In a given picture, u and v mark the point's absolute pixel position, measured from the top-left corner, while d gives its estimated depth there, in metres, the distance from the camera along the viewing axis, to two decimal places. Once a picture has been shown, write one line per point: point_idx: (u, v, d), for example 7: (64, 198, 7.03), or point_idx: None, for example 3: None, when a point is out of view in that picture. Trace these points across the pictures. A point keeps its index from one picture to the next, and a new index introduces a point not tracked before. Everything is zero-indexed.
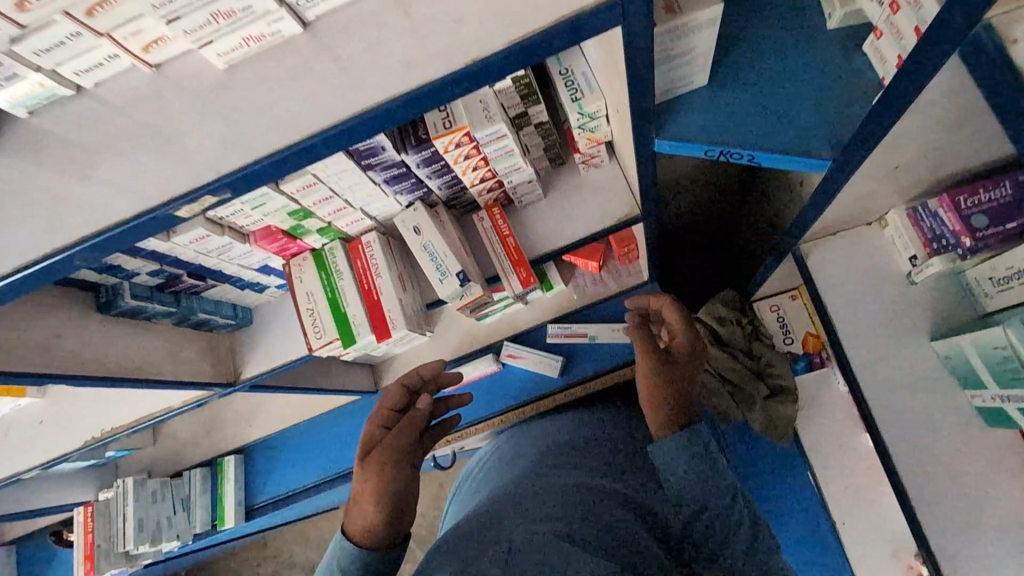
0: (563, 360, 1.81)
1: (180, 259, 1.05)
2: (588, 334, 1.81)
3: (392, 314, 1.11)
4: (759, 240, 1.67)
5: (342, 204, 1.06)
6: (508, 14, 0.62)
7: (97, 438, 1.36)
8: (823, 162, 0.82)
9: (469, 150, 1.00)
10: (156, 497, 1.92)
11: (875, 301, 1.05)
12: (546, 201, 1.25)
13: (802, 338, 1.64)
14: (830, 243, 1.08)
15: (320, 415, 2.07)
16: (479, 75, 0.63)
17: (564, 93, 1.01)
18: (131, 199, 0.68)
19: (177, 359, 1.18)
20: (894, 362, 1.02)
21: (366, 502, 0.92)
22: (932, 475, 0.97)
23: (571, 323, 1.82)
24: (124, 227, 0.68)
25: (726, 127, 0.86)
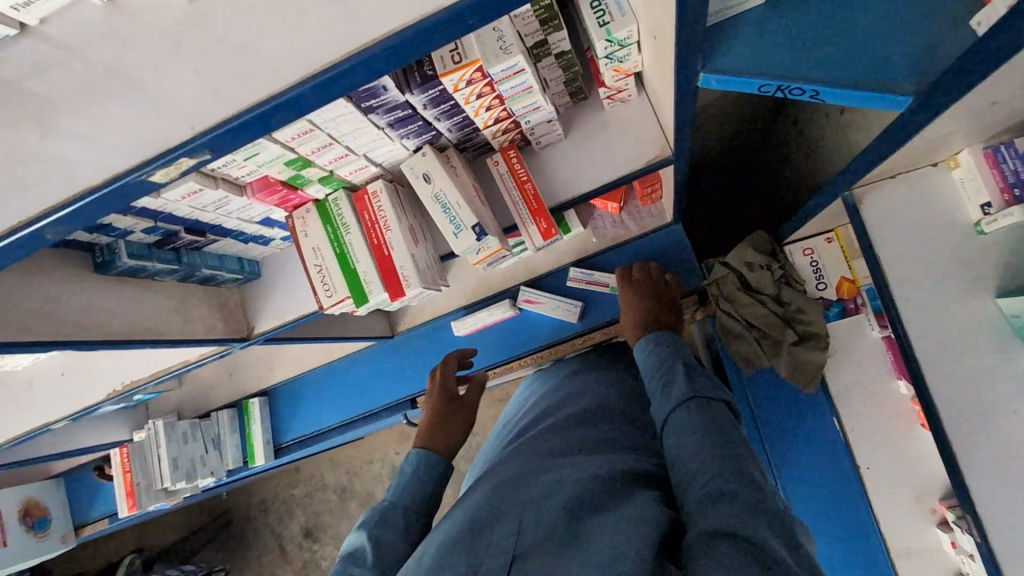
0: (582, 305, 1.73)
1: (175, 215, 0.98)
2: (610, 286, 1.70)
3: (404, 269, 1.04)
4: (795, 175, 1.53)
5: (344, 151, 0.96)
6: None
7: (119, 391, 1.37)
8: (905, 100, 0.71)
9: (482, 86, 0.88)
10: (187, 437, 1.96)
11: (936, 253, 0.94)
12: (567, 141, 1.13)
13: (837, 282, 1.55)
14: (888, 186, 0.96)
15: (339, 358, 2.07)
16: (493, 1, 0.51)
17: (590, 16, 0.87)
18: (107, 162, 0.61)
19: (187, 316, 1.15)
20: (950, 318, 0.93)
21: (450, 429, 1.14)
22: (980, 437, 0.91)
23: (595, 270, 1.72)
24: (95, 193, 0.61)
25: (784, 56, 0.74)
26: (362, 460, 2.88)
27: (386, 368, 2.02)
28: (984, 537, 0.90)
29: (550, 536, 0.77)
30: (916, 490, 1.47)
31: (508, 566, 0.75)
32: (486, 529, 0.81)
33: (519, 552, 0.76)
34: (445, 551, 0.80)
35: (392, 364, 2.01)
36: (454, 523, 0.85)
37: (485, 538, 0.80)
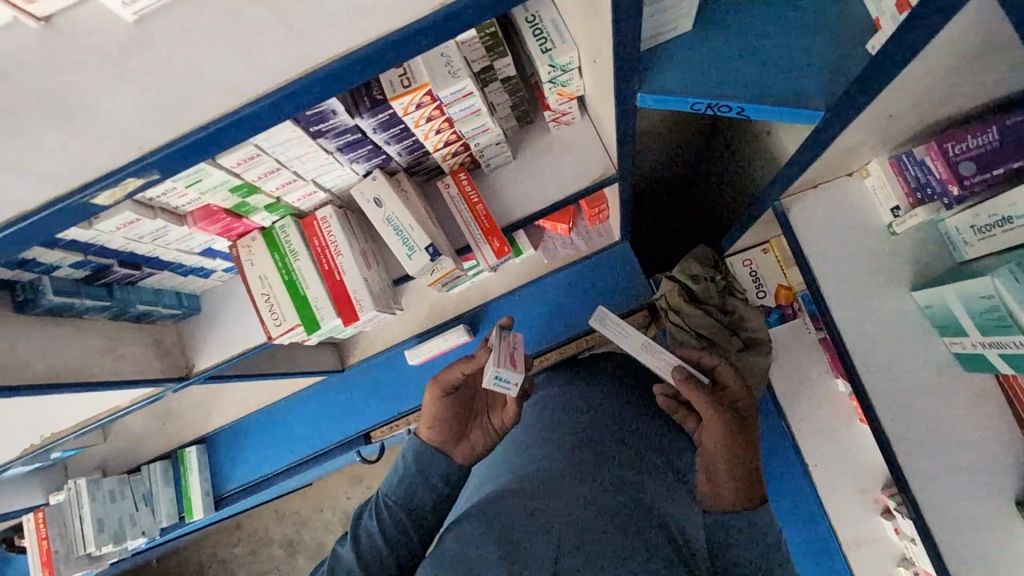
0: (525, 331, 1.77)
1: (108, 247, 0.92)
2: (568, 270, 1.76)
3: (357, 294, 1.02)
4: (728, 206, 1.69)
5: (291, 176, 0.94)
6: None
7: (37, 446, 1.22)
8: (817, 113, 0.79)
9: (432, 110, 0.90)
10: (113, 496, 1.80)
11: (857, 255, 1.03)
12: (516, 162, 1.17)
13: (774, 291, 1.66)
14: (811, 196, 1.05)
15: (286, 398, 1.97)
16: (449, 18, 0.53)
17: (532, 43, 0.92)
18: (33, 187, 0.57)
19: (120, 355, 1.07)
20: (876, 313, 1.02)
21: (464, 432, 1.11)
22: (912, 420, 0.99)
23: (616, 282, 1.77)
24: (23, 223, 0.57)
25: (710, 78, 0.81)
26: (310, 509, 2.72)
27: (339, 404, 1.96)
28: (922, 514, 0.96)
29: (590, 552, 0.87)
30: (859, 481, 1.56)
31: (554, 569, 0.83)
32: (527, 535, 0.88)
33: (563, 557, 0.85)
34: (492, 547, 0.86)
35: (344, 400, 1.95)
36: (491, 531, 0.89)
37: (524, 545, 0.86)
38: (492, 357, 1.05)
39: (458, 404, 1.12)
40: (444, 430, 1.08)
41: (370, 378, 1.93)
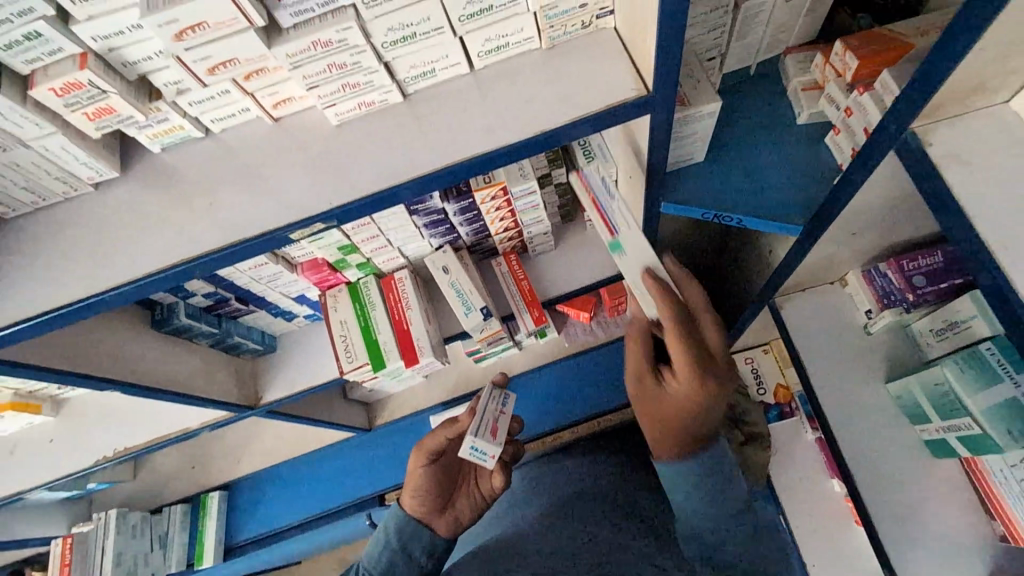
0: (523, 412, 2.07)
1: (235, 283, 1.15)
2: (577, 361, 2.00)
3: (419, 342, 1.22)
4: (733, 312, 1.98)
5: (385, 242, 1.19)
6: (577, 99, 0.77)
7: (109, 457, 1.37)
8: (796, 228, 1.04)
9: (501, 202, 1.17)
10: (136, 531, 1.84)
11: (839, 349, 1.23)
12: (557, 251, 1.43)
13: (773, 389, 1.83)
14: (798, 298, 1.28)
15: (311, 453, 2.07)
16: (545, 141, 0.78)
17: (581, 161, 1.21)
18: (235, 222, 0.79)
19: (211, 377, 1.26)
20: (857, 400, 1.19)
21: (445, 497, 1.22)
22: (891, 498, 1.13)
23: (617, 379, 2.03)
24: (221, 253, 0.77)
25: (717, 196, 1.08)
26: None
27: (360, 464, 2.07)
28: None
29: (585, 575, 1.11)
30: None
31: None
32: None
33: None
34: None
35: (365, 460, 2.06)
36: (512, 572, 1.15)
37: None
38: (473, 425, 1.16)
39: (441, 476, 1.22)
40: (427, 501, 1.19)
41: (393, 441, 2.06)
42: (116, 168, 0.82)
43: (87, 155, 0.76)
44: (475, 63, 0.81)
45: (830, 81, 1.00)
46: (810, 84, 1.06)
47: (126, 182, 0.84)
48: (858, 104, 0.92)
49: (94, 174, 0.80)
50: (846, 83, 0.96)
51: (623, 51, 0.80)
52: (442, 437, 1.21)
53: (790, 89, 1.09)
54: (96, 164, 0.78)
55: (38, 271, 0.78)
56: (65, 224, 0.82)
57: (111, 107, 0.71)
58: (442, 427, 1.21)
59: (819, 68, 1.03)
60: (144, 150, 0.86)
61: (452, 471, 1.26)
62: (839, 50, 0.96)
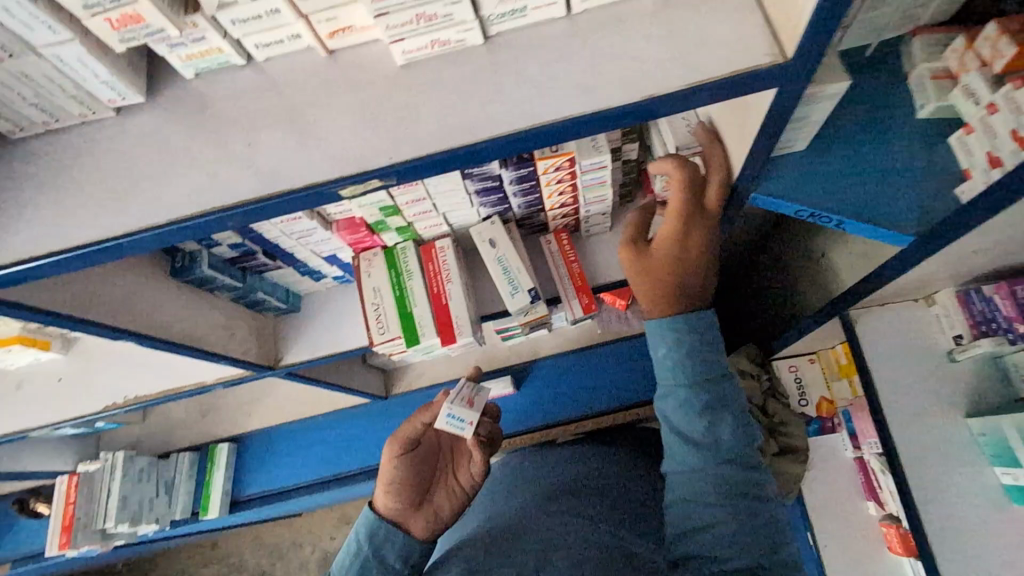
0: (541, 399, 1.94)
1: (264, 236, 1.05)
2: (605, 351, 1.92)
3: (459, 318, 1.12)
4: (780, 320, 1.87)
5: (430, 207, 1.08)
6: (695, 59, 0.65)
7: (119, 404, 1.32)
8: (906, 237, 0.92)
9: (565, 174, 1.05)
10: (143, 475, 1.81)
11: (917, 373, 1.11)
12: (610, 234, 1.30)
13: (817, 402, 1.72)
14: (878, 313, 1.14)
15: (323, 415, 2.01)
16: (646, 108, 0.65)
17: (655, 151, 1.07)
18: (278, 168, 0.68)
19: (230, 333, 1.18)
20: (933, 432, 1.08)
21: (422, 488, 1.09)
22: (957, 543, 1.02)
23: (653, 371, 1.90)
24: (258, 204, 0.66)
25: (816, 192, 0.94)
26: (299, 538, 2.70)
27: (371, 431, 2.00)
28: None
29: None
30: None
31: None
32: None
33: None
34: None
35: (377, 427, 2.00)
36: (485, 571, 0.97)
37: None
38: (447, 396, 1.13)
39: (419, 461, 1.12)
40: (402, 496, 1.06)
41: (406, 412, 1.99)
42: (141, 93, 0.71)
43: (108, 73, 0.65)
44: (572, 5, 0.69)
45: (971, 70, 0.85)
46: (941, 72, 0.90)
47: (152, 109, 0.73)
48: (1010, 100, 0.79)
49: (115, 96, 0.70)
50: (993, 75, 0.83)
51: (754, 5, 0.66)
52: (418, 423, 1.13)
53: (912, 75, 0.93)
54: (118, 85, 0.68)
55: (47, 203, 0.68)
56: (80, 151, 0.71)
57: (139, 15, 0.60)
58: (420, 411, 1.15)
59: (959, 55, 0.87)
60: (175, 75, 0.75)
61: (430, 460, 1.14)
62: (990, 32, 0.82)
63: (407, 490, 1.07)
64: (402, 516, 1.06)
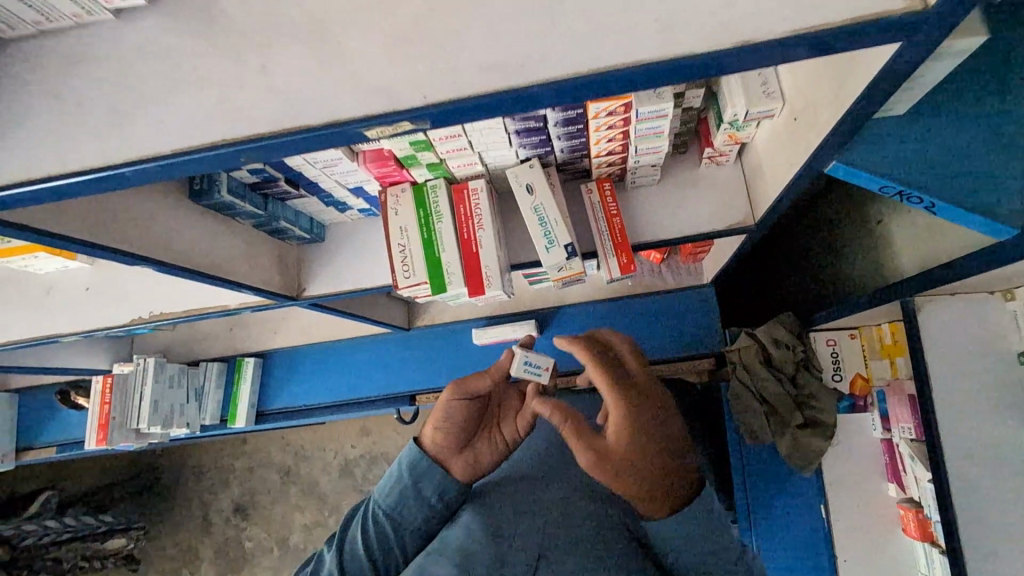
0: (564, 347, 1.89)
1: (286, 163, 0.98)
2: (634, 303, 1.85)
3: (488, 269, 1.06)
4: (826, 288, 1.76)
5: (465, 144, 0.99)
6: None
7: (144, 319, 1.33)
8: (1009, 231, 0.79)
9: (618, 120, 0.93)
10: (173, 382, 1.87)
11: (978, 371, 1.03)
12: (658, 187, 1.19)
13: (851, 377, 1.62)
14: (946, 302, 1.04)
15: (346, 340, 2.04)
16: (733, 57, 0.54)
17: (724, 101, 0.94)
18: (297, 98, 0.60)
19: (252, 261, 1.14)
20: (984, 435, 1.01)
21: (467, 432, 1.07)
22: (987, 548, 0.98)
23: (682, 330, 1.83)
24: (274, 139, 0.59)
25: (911, 164, 0.79)
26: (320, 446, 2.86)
27: (391, 361, 2.01)
28: None
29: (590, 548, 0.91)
30: None
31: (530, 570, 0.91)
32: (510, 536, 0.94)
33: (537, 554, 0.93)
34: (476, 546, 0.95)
35: (397, 358, 2.01)
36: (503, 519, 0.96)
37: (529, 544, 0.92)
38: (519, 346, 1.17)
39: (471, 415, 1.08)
40: (447, 432, 1.05)
41: (427, 345, 1.99)
42: None
43: None
44: None
45: None
46: None
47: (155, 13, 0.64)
48: None
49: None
50: None
51: None
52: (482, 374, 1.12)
53: None
54: None
55: (39, 117, 0.61)
56: (73, 59, 0.62)
57: None
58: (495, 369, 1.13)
59: None
60: None
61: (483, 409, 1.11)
62: None
63: (454, 428, 1.05)
64: (443, 452, 1.04)
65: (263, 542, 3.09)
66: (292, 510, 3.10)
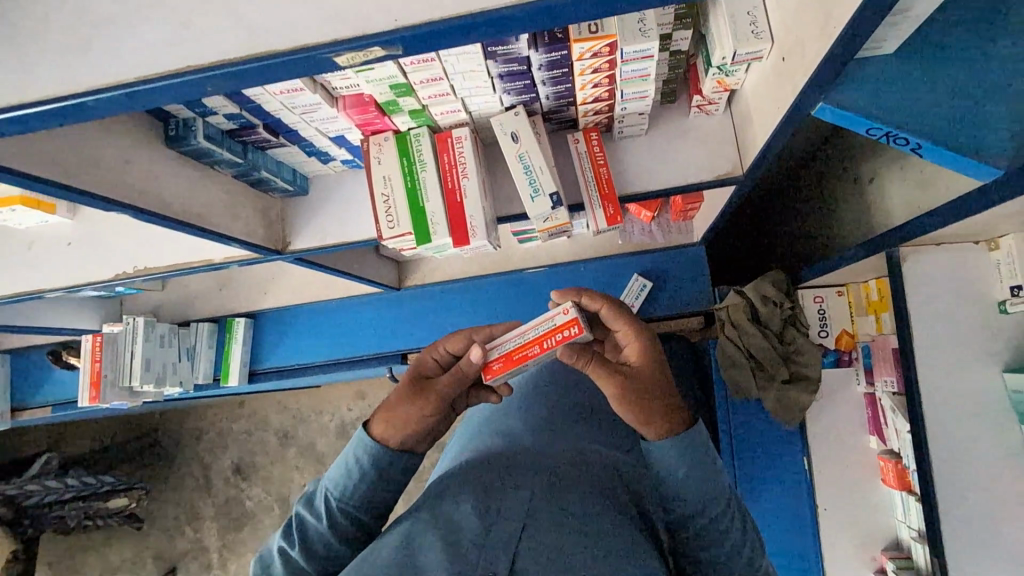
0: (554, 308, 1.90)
1: (263, 108, 0.96)
2: (623, 263, 1.86)
3: (473, 219, 1.04)
4: (811, 246, 1.77)
5: (447, 89, 0.96)
6: None
7: (130, 274, 1.32)
8: (995, 172, 0.79)
9: (603, 62, 0.91)
10: (164, 341, 1.87)
11: (963, 322, 1.03)
12: (645, 138, 1.18)
13: (837, 334, 1.63)
14: (933, 253, 1.04)
15: (336, 299, 2.04)
16: None
17: (715, 48, 0.91)
18: (259, 26, 0.57)
19: (234, 213, 1.12)
20: (962, 381, 1.01)
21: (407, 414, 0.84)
22: (963, 492, 0.99)
23: (671, 289, 1.83)
24: (241, 66, 0.57)
25: (896, 104, 0.78)
26: None
27: (383, 320, 2.02)
28: None
29: (568, 497, 0.84)
30: (863, 537, 1.56)
31: (520, 532, 0.77)
32: (496, 497, 0.82)
33: (529, 523, 0.79)
34: (453, 502, 0.82)
35: (388, 317, 2.01)
36: (462, 473, 0.89)
37: (499, 501, 0.82)
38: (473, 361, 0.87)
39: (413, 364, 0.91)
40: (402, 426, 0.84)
41: (418, 304, 1.99)
42: None
43: None
44: None
45: None
46: None
47: None
48: None
49: None
50: None
51: None
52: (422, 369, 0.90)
53: None
54: None
55: None
56: None
57: None
58: (466, 331, 0.93)
59: None
60: None
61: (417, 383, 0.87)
62: None
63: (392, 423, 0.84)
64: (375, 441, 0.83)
65: (263, 500, 3.14)
66: (290, 471, 3.15)
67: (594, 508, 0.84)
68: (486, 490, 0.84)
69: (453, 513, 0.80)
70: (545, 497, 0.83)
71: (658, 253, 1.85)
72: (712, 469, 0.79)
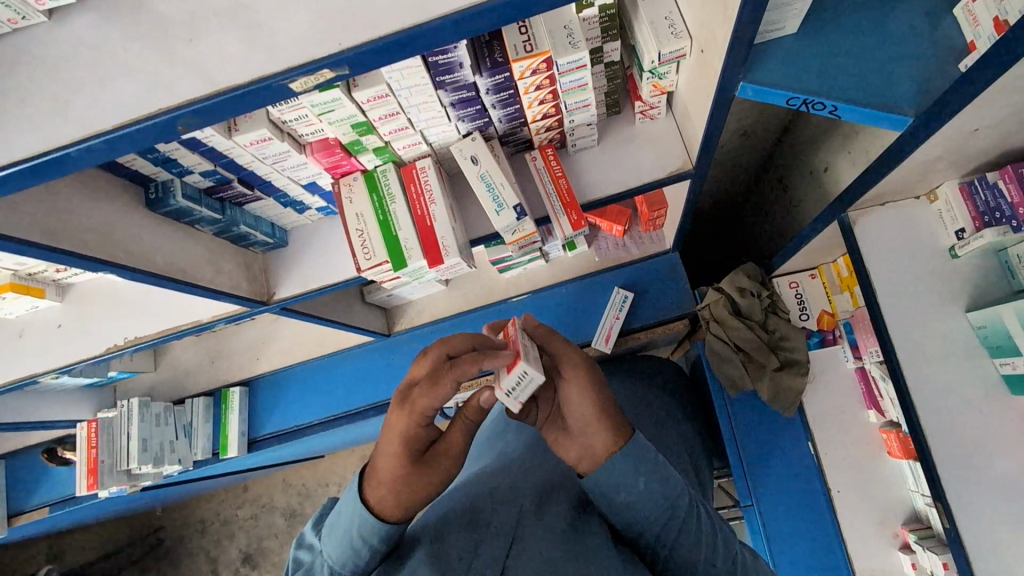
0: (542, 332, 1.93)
1: (236, 162, 1.02)
2: (603, 279, 1.91)
3: (444, 239, 1.10)
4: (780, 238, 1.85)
5: (405, 123, 1.04)
6: None
7: (120, 345, 1.35)
8: (905, 120, 0.88)
9: (543, 78, 0.99)
10: (159, 420, 1.85)
11: (919, 271, 1.08)
12: (598, 148, 1.26)
13: (818, 315, 1.67)
14: (879, 212, 1.11)
15: (329, 355, 2.06)
16: None
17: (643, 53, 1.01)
18: (221, 65, 0.64)
19: (218, 267, 1.17)
20: (928, 326, 1.05)
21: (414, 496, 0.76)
22: (952, 433, 1.01)
23: (652, 296, 1.88)
24: (207, 101, 0.63)
25: (807, 76, 0.87)
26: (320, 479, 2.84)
27: (377, 369, 2.03)
28: (955, 523, 0.98)
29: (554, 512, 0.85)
30: (880, 513, 1.55)
31: (506, 555, 0.78)
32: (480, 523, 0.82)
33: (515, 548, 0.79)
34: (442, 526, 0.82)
35: (382, 366, 2.02)
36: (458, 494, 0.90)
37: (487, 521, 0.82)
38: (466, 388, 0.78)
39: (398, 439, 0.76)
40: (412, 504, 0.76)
41: (411, 349, 2.02)
42: None
43: None
44: None
45: None
46: None
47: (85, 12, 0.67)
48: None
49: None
50: None
51: None
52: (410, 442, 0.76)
53: None
54: None
55: None
56: (9, 63, 0.66)
57: None
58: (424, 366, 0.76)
59: None
60: None
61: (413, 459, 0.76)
62: None
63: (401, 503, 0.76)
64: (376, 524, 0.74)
65: None
66: None
67: (578, 524, 0.84)
68: (476, 509, 0.84)
69: (441, 540, 0.80)
70: (530, 516, 0.83)
71: (634, 265, 1.91)
72: (666, 475, 0.76)
